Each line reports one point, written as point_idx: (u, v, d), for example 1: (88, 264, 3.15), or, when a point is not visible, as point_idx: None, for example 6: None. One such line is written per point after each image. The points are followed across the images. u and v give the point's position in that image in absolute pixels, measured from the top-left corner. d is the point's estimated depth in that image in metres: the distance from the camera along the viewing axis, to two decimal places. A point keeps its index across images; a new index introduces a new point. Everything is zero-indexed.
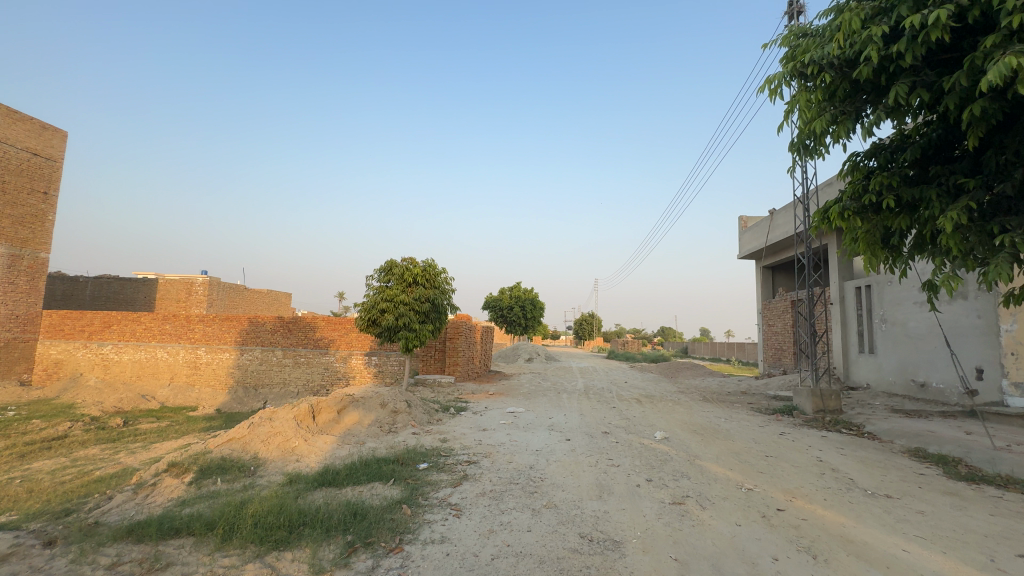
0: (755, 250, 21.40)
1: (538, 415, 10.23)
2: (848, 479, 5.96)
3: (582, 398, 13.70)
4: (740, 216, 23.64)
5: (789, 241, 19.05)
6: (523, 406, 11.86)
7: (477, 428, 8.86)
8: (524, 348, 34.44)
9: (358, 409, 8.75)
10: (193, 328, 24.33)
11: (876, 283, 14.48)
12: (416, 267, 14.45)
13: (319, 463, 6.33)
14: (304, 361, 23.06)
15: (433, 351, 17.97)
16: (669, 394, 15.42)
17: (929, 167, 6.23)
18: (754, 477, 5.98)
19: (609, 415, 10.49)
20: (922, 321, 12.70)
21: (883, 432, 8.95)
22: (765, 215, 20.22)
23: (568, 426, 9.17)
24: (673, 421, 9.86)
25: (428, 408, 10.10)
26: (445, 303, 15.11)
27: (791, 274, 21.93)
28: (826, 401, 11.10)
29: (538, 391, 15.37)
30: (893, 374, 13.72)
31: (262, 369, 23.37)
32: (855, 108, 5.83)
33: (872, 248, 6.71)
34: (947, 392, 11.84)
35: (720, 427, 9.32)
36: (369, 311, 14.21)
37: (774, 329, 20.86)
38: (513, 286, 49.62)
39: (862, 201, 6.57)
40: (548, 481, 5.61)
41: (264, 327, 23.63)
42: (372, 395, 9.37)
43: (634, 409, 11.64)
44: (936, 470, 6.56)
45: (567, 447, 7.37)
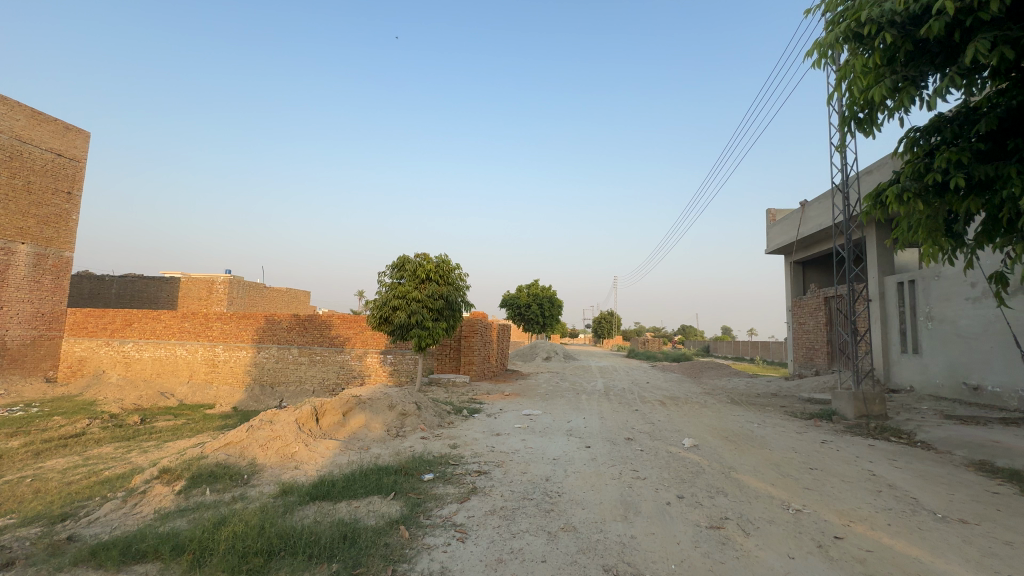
0: (785, 244, 20.34)
1: (556, 419, 9.63)
2: (911, 498, 5.22)
3: (602, 400, 13.03)
4: (768, 209, 22.55)
5: (823, 234, 17.97)
6: (540, 408, 11.28)
7: (490, 432, 8.32)
8: (542, 347, 33.83)
9: (365, 412, 8.30)
10: (211, 326, 24.42)
11: (921, 278, 13.43)
12: (430, 263, 13.97)
13: (317, 471, 5.86)
14: (320, 359, 22.89)
15: (448, 350, 17.51)
16: (694, 396, 14.64)
17: (1006, 140, 5.37)
18: (800, 494, 5.28)
19: (632, 419, 9.82)
20: (975, 319, 11.65)
21: (938, 442, 8.09)
22: (795, 208, 19.17)
23: (587, 431, 8.55)
24: (701, 426, 9.13)
25: (439, 410, 9.60)
26: (460, 300, 14.58)
27: (824, 269, 20.78)
28: (870, 406, 10.22)
29: (556, 392, 14.78)
30: (940, 376, 12.68)
31: (278, 367, 23.30)
32: (920, 74, 5.03)
33: (934, 235, 5.88)
34: (1004, 397, 10.83)
35: (754, 434, 8.58)
36: (381, 308, 13.80)
37: (805, 327, 19.78)
38: (530, 284, 49.01)
39: (924, 181, 5.73)
40: (566, 498, 4.99)
41: (281, 325, 23.59)
42: (380, 396, 8.90)
43: (658, 412, 10.95)
44: (1012, 489, 5.74)
45: (587, 456, 6.75)
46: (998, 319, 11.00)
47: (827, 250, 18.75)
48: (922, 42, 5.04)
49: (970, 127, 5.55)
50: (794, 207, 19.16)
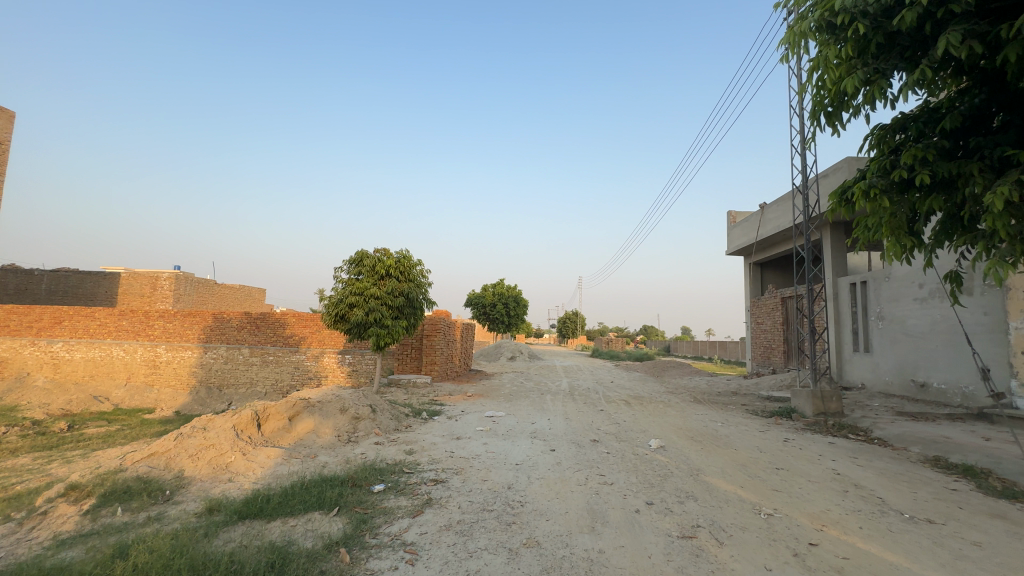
0: (744, 245, 20.81)
1: (520, 421, 9.26)
2: (877, 498, 5.13)
3: (567, 400, 12.78)
4: (728, 211, 23.05)
5: (781, 236, 18.43)
6: (504, 409, 10.89)
7: (450, 436, 7.87)
8: (507, 347, 33.47)
9: (313, 416, 7.65)
10: (152, 324, 22.78)
11: (873, 280, 13.88)
12: (389, 259, 13.36)
13: (253, 484, 5.25)
14: (273, 359, 21.71)
15: (409, 349, 16.91)
16: (658, 395, 14.64)
17: (968, 139, 5.39)
18: (770, 496, 5.10)
19: (597, 420, 9.57)
20: (922, 318, 12.11)
21: (894, 438, 8.22)
22: (755, 210, 19.62)
23: (552, 433, 8.23)
24: (666, 426, 8.98)
25: (396, 413, 9.04)
26: (421, 298, 14.01)
27: (780, 270, 21.37)
28: (827, 403, 10.41)
29: (521, 392, 14.42)
30: (890, 374, 13.13)
31: (227, 368, 21.95)
32: (891, 66, 4.96)
33: (898, 233, 5.86)
34: (949, 393, 11.26)
35: (719, 433, 8.49)
36: (337, 306, 13.07)
37: (763, 327, 20.27)
38: (496, 283, 48.64)
39: (890, 178, 5.69)
40: (529, 508, 4.61)
41: (230, 324, 22.34)
42: (331, 399, 8.27)
43: (624, 412, 10.79)
44: (969, 485, 5.79)
45: (552, 460, 6.39)
46: (944, 319, 11.45)
47: (784, 252, 19.24)
48: (893, 35, 4.96)
49: (934, 125, 5.54)
50: (754, 209, 19.60)
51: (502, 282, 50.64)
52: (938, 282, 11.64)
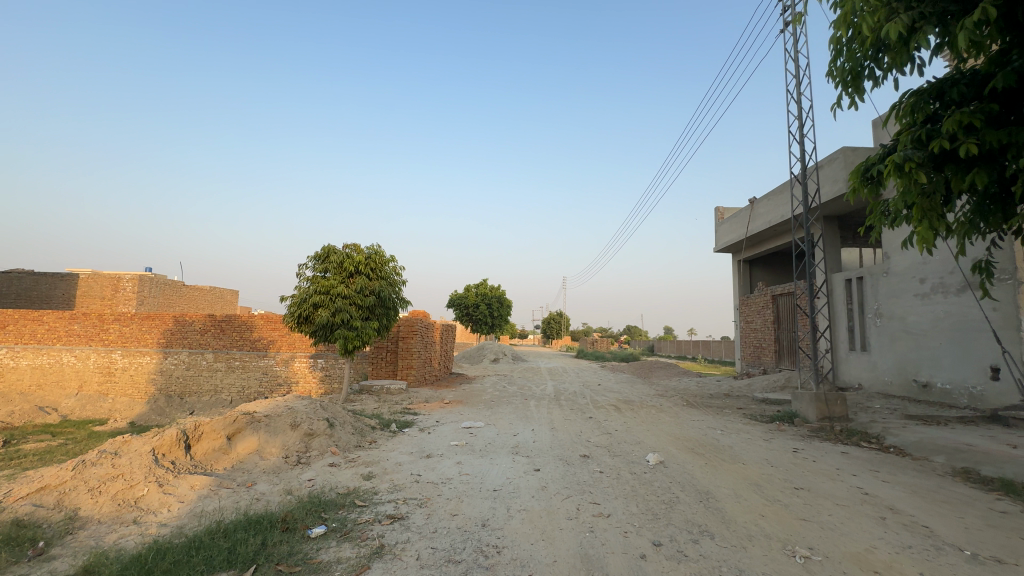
0: (733, 242, 20.20)
1: (500, 432, 8.29)
2: (924, 528, 4.30)
3: (552, 406, 11.83)
4: (716, 207, 22.45)
5: (772, 232, 17.82)
6: (484, 418, 9.89)
7: (419, 453, 6.83)
8: (489, 348, 32.43)
9: (258, 434, 6.54)
10: (107, 328, 21.05)
11: (870, 275, 13.30)
12: (359, 254, 12.28)
13: (160, 529, 4.14)
14: (240, 365, 20.30)
15: (384, 353, 15.86)
16: (649, 398, 13.81)
17: (1019, 103, 4.59)
18: (799, 530, 4.22)
19: (585, 429, 8.65)
20: (924, 315, 11.51)
21: (911, 446, 7.48)
22: (745, 205, 19.02)
23: (536, 446, 7.28)
24: (663, 436, 8.09)
25: (360, 427, 7.99)
26: (394, 297, 12.93)
27: (770, 267, 20.81)
28: (831, 407, 9.67)
29: (503, 397, 13.45)
30: (890, 374, 12.53)
31: (189, 374, 20.43)
32: (939, 11, 4.20)
33: (930, 216, 5.08)
34: (954, 393, 10.64)
35: (721, 444, 7.64)
36: (300, 305, 11.90)
37: (753, 325, 19.66)
38: (478, 283, 47.57)
39: (927, 150, 4.88)
40: (508, 557, 3.62)
41: (192, 327, 20.76)
42: (282, 412, 7.15)
43: (614, 419, 9.90)
44: (1016, 506, 5.02)
45: (536, 484, 5.42)
46: (948, 315, 10.84)
47: (775, 248, 18.67)
48: None
49: (978, 88, 4.75)
50: (744, 204, 18.99)
51: (485, 283, 49.49)
52: (941, 276, 11.06)
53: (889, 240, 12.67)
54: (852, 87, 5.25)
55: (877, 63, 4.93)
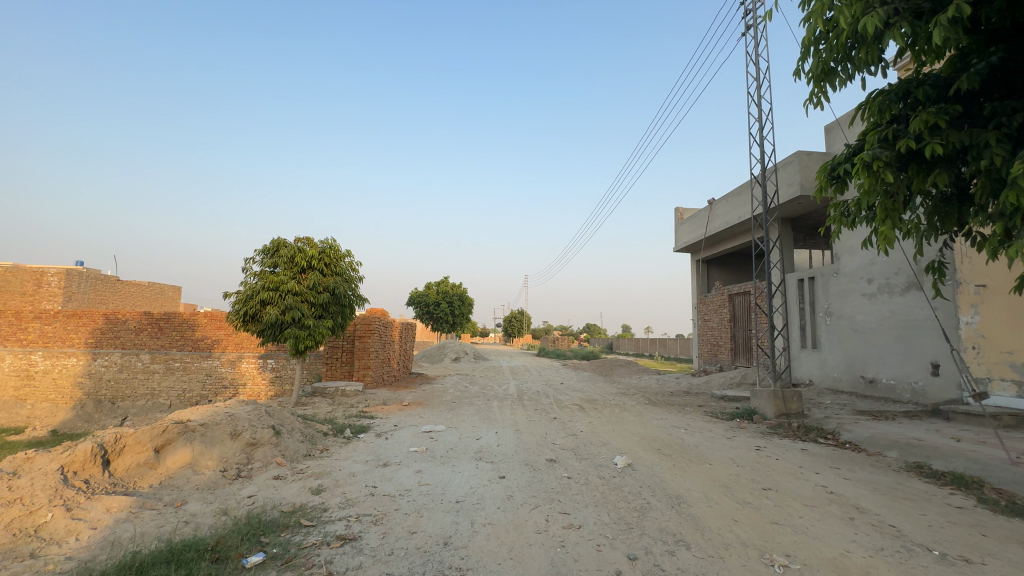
0: (692, 242, 20.60)
1: (462, 436, 7.90)
2: (891, 528, 4.28)
3: (516, 406, 11.54)
4: (676, 207, 22.86)
5: (730, 233, 18.27)
6: (445, 421, 9.46)
7: (375, 462, 6.35)
8: (450, 347, 31.85)
9: (192, 445, 5.86)
10: (26, 327, 19.13)
11: (821, 275, 13.79)
12: (312, 248, 11.55)
13: (61, 565, 3.50)
14: (180, 366, 18.87)
15: (339, 353, 15.08)
16: (611, 397, 13.78)
17: (981, 105, 4.67)
18: (773, 535, 4.09)
19: (550, 431, 8.40)
20: (871, 314, 12.01)
21: (865, 442, 7.67)
22: (704, 206, 19.41)
23: (501, 451, 6.96)
24: (629, 437, 7.95)
25: (311, 434, 7.40)
26: (351, 294, 12.25)
27: (726, 267, 21.38)
28: (788, 403, 9.88)
29: (464, 398, 13.05)
30: (838, 370, 13.03)
31: (122, 378, 18.80)
32: (913, 6, 4.21)
33: (894, 216, 5.14)
34: (898, 388, 11.14)
35: (686, 444, 7.57)
36: (246, 303, 11.04)
37: (710, 324, 20.12)
38: (439, 281, 46.77)
39: (894, 150, 4.93)
40: None
41: (126, 326, 19.14)
42: (221, 420, 6.47)
43: (579, 419, 9.72)
44: (969, 501, 5.14)
45: (501, 493, 5.08)
46: (893, 314, 11.34)
47: (732, 248, 19.16)
48: None
49: (942, 90, 4.81)
50: (703, 205, 19.38)
51: (446, 280, 48.70)
52: (887, 277, 11.56)
53: (840, 241, 13.17)
54: (825, 84, 5.26)
55: (846, 62, 4.99)
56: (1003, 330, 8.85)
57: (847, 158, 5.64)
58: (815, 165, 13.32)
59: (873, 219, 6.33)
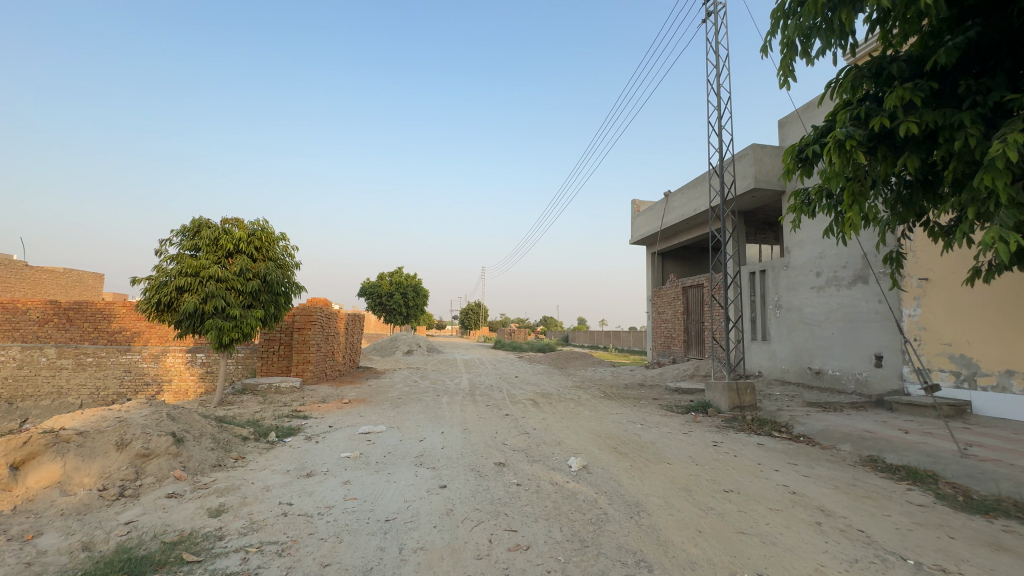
0: (648, 235, 20.58)
1: (404, 438, 7.17)
2: (861, 534, 3.97)
3: (466, 402, 10.88)
4: (633, 200, 22.82)
5: (685, 225, 18.32)
6: (387, 420, 8.67)
7: (297, 472, 5.50)
8: (403, 339, 30.69)
9: (63, 459, 4.82)
10: None
11: (772, 269, 13.93)
12: (240, 230, 10.36)
13: None
14: (93, 362, 16.81)
15: (276, 346, 13.83)
16: (567, 391, 13.37)
17: (954, 86, 4.44)
18: (741, 548, 3.67)
19: (501, 430, 7.81)
20: (818, 306, 12.20)
21: (818, 435, 7.56)
22: (660, 198, 19.38)
23: (445, 454, 6.29)
24: (583, 435, 7.48)
25: (226, 440, 6.44)
26: (285, 282, 11.13)
27: (679, 261, 21.55)
28: (742, 396, 9.75)
29: (412, 394, 12.25)
30: (786, 362, 13.20)
31: (21, 375, 16.59)
32: None
33: (861, 201, 4.87)
34: (843, 379, 11.36)
35: (643, 441, 7.19)
36: (159, 290, 9.68)
37: (664, 316, 20.21)
38: (393, 272, 45.28)
39: (867, 129, 4.62)
40: None
41: (28, 316, 17.17)
42: (108, 427, 5.42)
43: (532, 415, 9.21)
44: (930, 497, 4.96)
45: (440, 507, 4.42)
46: (840, 307, 11.53)
47: (686, 241, 19.26)
48: None
49: (915, 67, 4.56)
50: (659, 197, 19.34)
51: (400, 271, 47.10)
52: (835, 270, 11.73)
53: (791, 235, 13.31)
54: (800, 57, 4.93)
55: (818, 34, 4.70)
56: (944, 321, 9.01)
57: (815, 140, 5.36)
58: (769, 158, 13.39)
59: (835, 206, 6.11)
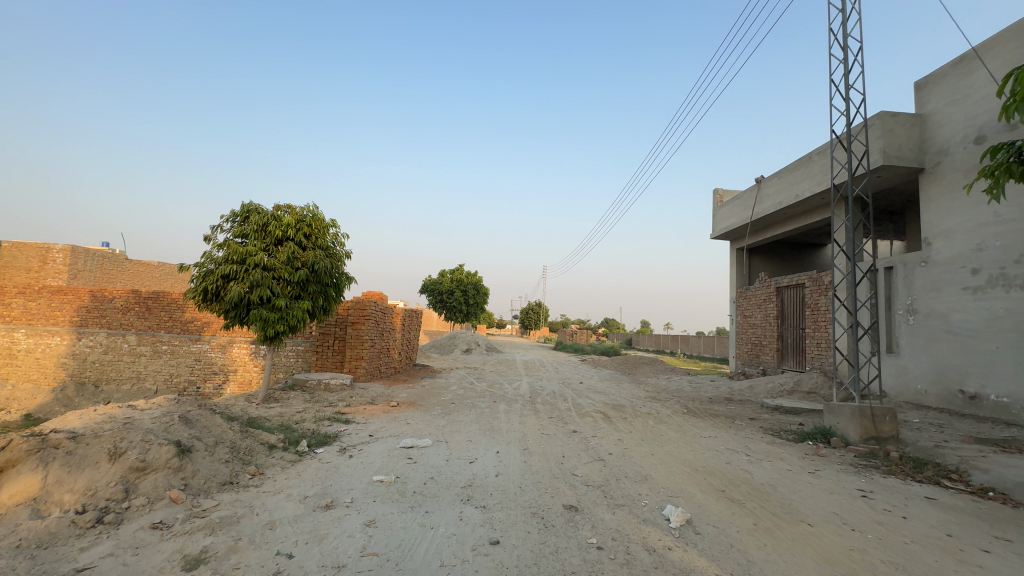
0: (734, 227, 18.13)
1: (451, 457, 5.92)
2: None
3: (527, 412, 9.49)
4: (715, 189, 20.35)
5: (782, 215, 15.77)
6: (435, 430, 7.50)
7: (315, 501, 4.38)
8: (462, 337, 29.94)
9: (44, 470, 4.00)
10: (9, 302, 17.89)
11: (901, 265, 11.31)
12: (290, 216, 9.67)
13: None
14: (168, 349, 17.33)
15: (331, 341, 13.29)
16: (641, 402, 11.65)
17: None
18: None
19: (569, 453, 6.36)
20: (974, 313, 9.58)
21: (1017, 491, 5.39)
22: (751, 185, 16.93)
23: (500, 486, 4.93)
24: (675, 469, 5.85)
25: (248, 450, 5.51)
26: (336, 271, 10.37)
27: (770, 258, 18.86)
28: (879, 425, 7.59)
29: (466, 398, 11.12)
30: (924, 382, 10.56)
31: (107, 360, 17.40)
32: None
33: None
34: (1015, 409, 8.73)
35: (759, 483, 5.44)
36: (205, 278, 9.19)
37: (751, 320, 17.67)
38: (454, 268, 45.07)
39: None
40: None
41: (112, 304, 17.64)
42: (108, 431, 4.60)
43: (605, 434, 7.65)
44: None
45: None
46: (1011, 315, 8.88)
47: (782, 235, 16.63)
48: None
49: None
50: (750, 184, 16.89)
51: (461, 267, 46.72)
52: (1002, 266, 9.09)
53: (932, 222, 10.67)
54: None
55: None
56: None
57: None
58: (901, 128, 10.87)
59: None
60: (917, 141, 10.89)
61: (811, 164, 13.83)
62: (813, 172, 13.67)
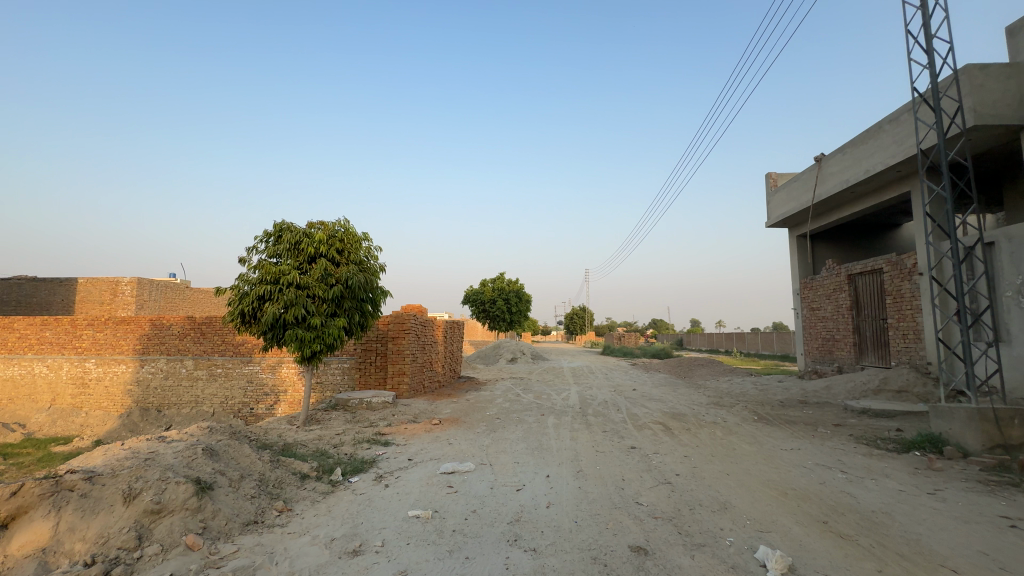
0: (793, 213, 16.63)
1: (495, 485, 5.27)
2: None
3: (577, 426, 8.74)
4: (768, 173, 18.84)
5: (849, 195, 14.24)
6: (479, 451, 6.90)
7: (341, 546, 3.85)
8: (506, 346, 29.40)
9: (55, 516, 3.69)
10: (80, 335, 18.95)
11: (1005, 240, 9.71)
12: (321, 232, 9.45)
13: None
14: (222, 372, 17.75)
15: (373, 357, 13.06)
16: (702, 409, 10.62)
17: None
18: None
19: (629, 476, 5.56)
20: None
21: None
22: (810, 165, 15.44)
23: (551, 521, 4.23)
24: (759, 493, 4.94)
25: (277, 483, 5.10)
26: (370, 286, 10.05)
27: (836, 243, 17.19)
28: (1006, 431, 6.32)
29: (512, 411, 10.48)
30: None
31: (167, 385, 18.05)
32: None
33: None
34: None
35: (871, 511, 4.44)
36: (242, 301, 9.08)
37: (820, 313, 16.06)
38: (495, 277, 44.74)
39: None
40: None
41: (170, 331, 18.29)
42: (126, 469, 4.29)
43: (669, 450, 6.78)
44: None
45: None
46: None
47: (850, 216, 15.04)
48: None
49: None
50: (809, 163, 15.40)
51: (502, 276, 46.29)
52: None
53: None
54: None
55: None
56: None
57: None
58: (994, 81, 9.39)
59: None
60: (1016, 95, 9.36)
61: (881, 134, 12.31)
62: (885, 143, 12.16)
